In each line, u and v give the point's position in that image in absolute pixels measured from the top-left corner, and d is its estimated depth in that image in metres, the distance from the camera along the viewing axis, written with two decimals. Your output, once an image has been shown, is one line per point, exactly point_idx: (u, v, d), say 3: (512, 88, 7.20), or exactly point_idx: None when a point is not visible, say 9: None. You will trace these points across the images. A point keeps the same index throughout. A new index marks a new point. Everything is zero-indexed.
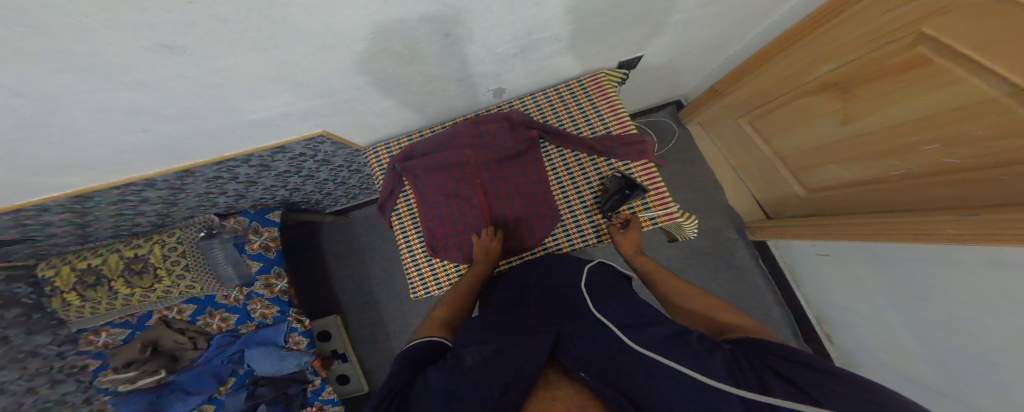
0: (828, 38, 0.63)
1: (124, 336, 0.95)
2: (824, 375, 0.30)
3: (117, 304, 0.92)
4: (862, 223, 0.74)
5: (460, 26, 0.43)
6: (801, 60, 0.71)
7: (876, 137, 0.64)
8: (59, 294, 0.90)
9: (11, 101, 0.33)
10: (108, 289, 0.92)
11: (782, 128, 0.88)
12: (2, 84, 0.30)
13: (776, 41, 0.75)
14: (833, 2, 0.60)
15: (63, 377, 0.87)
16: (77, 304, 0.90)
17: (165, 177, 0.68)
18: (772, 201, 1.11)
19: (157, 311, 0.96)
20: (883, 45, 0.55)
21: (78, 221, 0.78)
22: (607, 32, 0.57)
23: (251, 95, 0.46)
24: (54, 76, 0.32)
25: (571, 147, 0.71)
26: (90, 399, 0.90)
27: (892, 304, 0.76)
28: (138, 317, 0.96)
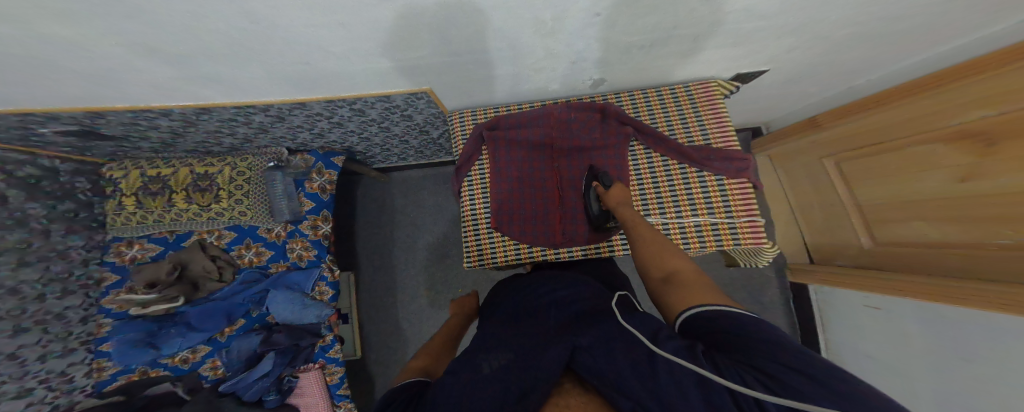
0: (989, 83, 0.59)
1: (154, 254, 1.00)
2: (818, 385, 0.23)
3: (168, 217, 0.97)
4: (938, 286, 0.70)
5: (613, 9, 0.46)
6: (950, 102, 0.66)
7: (992, 203, 0.61)
8: (119, 197, 0.97)
9: (240, 20, 0.40)
10: (165, 199, 0.97)
11: (877, 175, 0.85)
12: (254, 3, 0.37)
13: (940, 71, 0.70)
14: (1005, 52, 0.56)
15: (75, 289, 0.92)
16: (129, 210, 0.97)
17: (282, 105, 0.72)
18: (822, 248, 1.08)
19: (198, 232, 1.01)
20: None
21: (176, 131, 0.83)
22: (743, 39, 0.58)
23: (404, 45, 0.52)
24: (286, 2, 0.37)
25: (662, 150, 0.71)
26: (87, 318, 0.95)
27: (936, 383, 0.70)
28: (176, 236, 1.01)
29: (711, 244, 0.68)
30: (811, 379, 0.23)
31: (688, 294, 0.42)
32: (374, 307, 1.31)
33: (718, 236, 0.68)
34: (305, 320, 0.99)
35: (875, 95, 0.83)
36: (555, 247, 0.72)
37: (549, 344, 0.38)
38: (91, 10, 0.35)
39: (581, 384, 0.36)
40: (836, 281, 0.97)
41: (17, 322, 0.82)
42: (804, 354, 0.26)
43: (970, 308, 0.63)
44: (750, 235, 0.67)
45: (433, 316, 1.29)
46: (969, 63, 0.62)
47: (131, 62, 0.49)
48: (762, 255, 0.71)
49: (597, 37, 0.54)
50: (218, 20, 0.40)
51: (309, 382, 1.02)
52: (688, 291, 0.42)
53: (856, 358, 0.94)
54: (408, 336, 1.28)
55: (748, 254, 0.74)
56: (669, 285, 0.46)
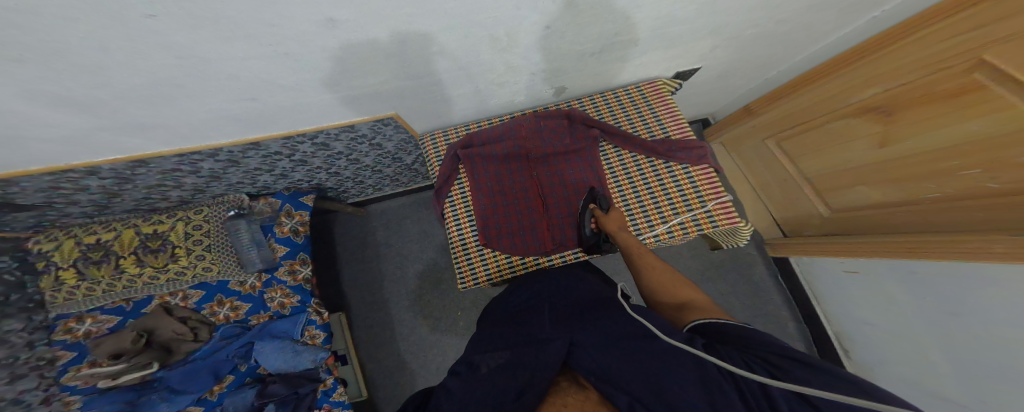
0: (892, 58, 0.68)
1: (111, 324, 0.84)
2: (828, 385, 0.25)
3: (119, 285, 0.84)
4: (900, 240, 0.76)
5: (560, 21, 0.49)
6: (850, 82, 0.77)
7: (910, 161, 0.70)
8: (55, 271, 0.83)
9: (167, 56, 0.38)
10: (113, 267, 0.85)
11: (813, 151, 0.94)
12: (185, 35, 0.35)
13: (836, 56, 0.81)
14: (909, 22, 0.64)
15: (25, 372, 0.76)
16: (71, 285, 0.83)
17: (234, 148, 0.68)
18: (788, 220, 1.17)
19: (159, 296, 0.87)
20: (922, 74, 0.63)
21: (112, 189, 0.74)
22: (680, 41, 0.64)
23: (361, 72, 0.51)
24: (221, 36, 0.36)
25: (629, 147, 0.75)
26: (48, 399, 0.78)
27: (933, 330, 0.75)
28: (134, 302, 0.87)
29: (693, 229, 0.70)
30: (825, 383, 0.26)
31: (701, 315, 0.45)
32: (369, 348, 1.20)
33: (696, 221, 0.71)
34: (300, 367, 0.87)
35: (786, 85, 0.95)
36: (546, 254, 0.70)
37: (545, 340, 0.37)
38: None
39: (576, 380, 0.35)
40: (810, 251, 1.05)
41: None
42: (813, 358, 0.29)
43: (936, 258, 0.69)
44: (723, 215, 0.70)
45: (430, 349, 1.20)
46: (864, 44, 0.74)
47: (47, 110, 0.43)
48: (739, 233, 0.75)
49: (550, 48, 0.57)
50: (150, 56, 0.37)
51: None
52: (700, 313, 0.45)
53: (852, 317, 1.00)
54: (408, 375, 1.18)
55: (728, 234, 0.78)
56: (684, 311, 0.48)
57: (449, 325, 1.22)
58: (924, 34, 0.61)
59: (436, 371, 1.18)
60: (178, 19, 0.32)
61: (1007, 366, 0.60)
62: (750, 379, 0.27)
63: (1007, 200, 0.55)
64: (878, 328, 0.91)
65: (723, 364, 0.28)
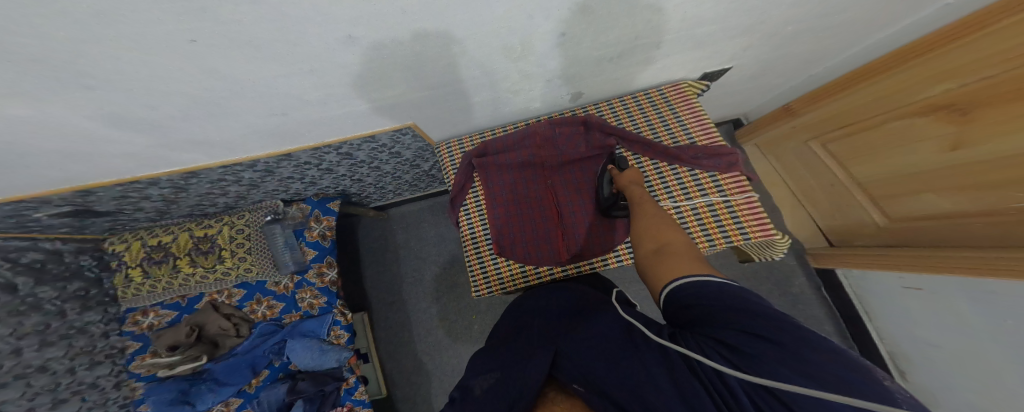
0: (956, 54, 0.60)
1: (170, 318, 0.95)
2: (787, 353, 0.23)
3: (175, 283, 0.95)
4: (974, 259, 0.66)
5: (576, 27, 0.47)
6: (910, 78, 0.68)
7: (987, 168, 0.60)
8: (126, 270, 0.95)
9: (209, 81, 0.42)
10: (171, 266, 0.95)
11: (865, 154, 0.84)
12: (216, 61, 0.38)
13: (895, 51, 0.72)
14: (979, 14, 0.56)
15: (102, 359, 0.88)
16: (137, 281, 0.95)
17: (268, 159, 0.73)
18: (835, 229, 1.05)
19: (208, 294, 0.96)
20: (992, 69, 0.54)
21: (169, 198, 0.83)
22: (707, 41, 0.60)
23: (380, 85, 0.53)
24: (245, 60, 0.39)
25: (650, 154, 0.71)
26: (119, 384, 0.91)
27: (1002, 353, 0.65)
28: (188, 299, 0.96)
29: (721, 241, 0.65)
30: (786, 350, 0.23)
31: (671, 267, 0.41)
32: (389, 348, 1.25)
33: (725, 233, 0.65)
34: (325, 365, 0.92)
35: (836, 80, 0.86)
36: (561, 265, 0.69)
37: (529, 358, 0.37)
38: (39, 87, 0.35)
39: (564, 390, 0.35)
40: (861, 264, 0.94)
41: (53, 395, 0.79)
42: (780, 318, 0.27)
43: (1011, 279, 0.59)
44: (757, 227, 0.64)
45: (447, 352, 1.22)
46: (933, 36, 0.64)
47: (109, 131, 0.49)
48: (775, 246, 0.69)
49: (566, 56, 0.56)
50: (190, 81, 0.41)
51: None
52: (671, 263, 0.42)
53: (910, 336, 0.87)
54: (425, 376, 1.20)
55: (762, 246, 0.71)
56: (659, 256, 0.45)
57: (465, 328, 1.23)
58: (998, 27, 0.53)
59: (453, 372, 1.20)
60: (217, 44, 0.35)
61: None
62: (706, 364, 0.26)
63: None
64: (943, 352, 0.78)
65: (681, 351, 0.28)
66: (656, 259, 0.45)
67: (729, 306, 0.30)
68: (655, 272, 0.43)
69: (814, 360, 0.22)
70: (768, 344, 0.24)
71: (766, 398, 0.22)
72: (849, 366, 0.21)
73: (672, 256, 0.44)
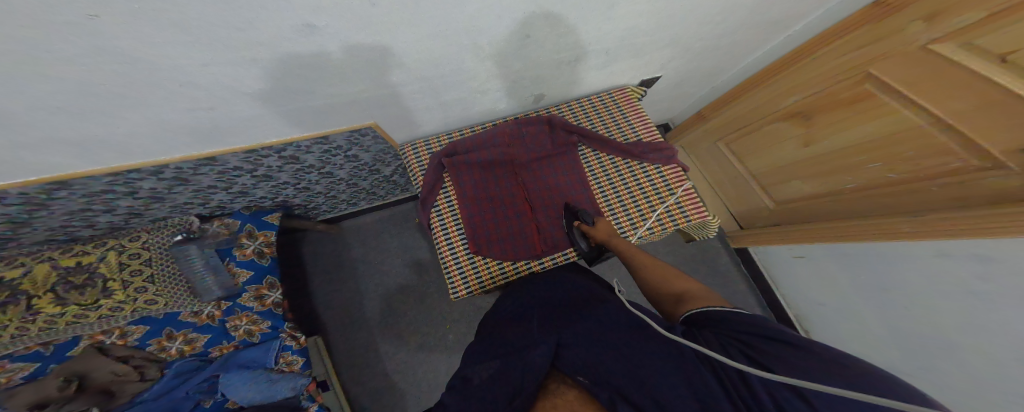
0: (799, 73, 0.82)
1: (28, 372, 0.68)
2: (823, 374, 0.25)
3: (31, 331, 0.68)
4: (835, 227, 0.87)
5: (538, 30, 0.51)
6: (774, 91, 0.90)
7: (831, 157, 0.82)
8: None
9: (110, 64, 0.34)
10: (22, 309, 0.68)
11: (754, 151, 1.06)
12: (127, 42, 0.31)
13: (762, 70, 0.93)
14: (810, 43, 0.79)
15: None
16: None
17: (183, 164, 0.61)
18: (742, 214, 1.27)
19: (87, 337, 0.72)
20: (836, 82, 0.75)
21: (22, 218, 0.63)
22: (645, 51, 0.70)
23: (339, 80, 0.49)
24: (167, 40, 0.33)
25: (606, 150, 0.79)
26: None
27: (865, 300, 0.88)
28: (56, 346, 0.71)
29: (670, 225, 0.75)
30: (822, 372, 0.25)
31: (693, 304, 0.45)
32: (348, 374, 1.11)
33: (672, 217, 0.75)
34: (276, 396, 0.78)
35: (729, 92, 1.06)
36: (537, 257, 0.71)
37: (528, 348, 0.38)
38: None
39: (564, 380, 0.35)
40: (759, 241, 1.16)
41: None
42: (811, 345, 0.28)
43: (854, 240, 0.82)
44: (695, 211, 0.76)
45: (416, 370, 1.13)
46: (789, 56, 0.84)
47: None
48: (709, 226, 0.82)
49: (526, 58, 0.59)
50: (82, 63, 0.33)
51: None
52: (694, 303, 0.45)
53: (802, 295, 1.11)
54: (392, 401, 1.09)
55: (699, 228, 0.84)
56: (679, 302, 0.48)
57: (436, 340, 1.16)
58: (834, 45, 0.74)
59: (426, 390, 1.11)
60: (123, 25, 0.29)
61: (936, 332, 0.73)
62: (728, 367, 0.29)
63: (898, 188, 0.70)
64: (828, 308, 1.02)
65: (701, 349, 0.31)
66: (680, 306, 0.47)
67: (754, 330, 0.32)
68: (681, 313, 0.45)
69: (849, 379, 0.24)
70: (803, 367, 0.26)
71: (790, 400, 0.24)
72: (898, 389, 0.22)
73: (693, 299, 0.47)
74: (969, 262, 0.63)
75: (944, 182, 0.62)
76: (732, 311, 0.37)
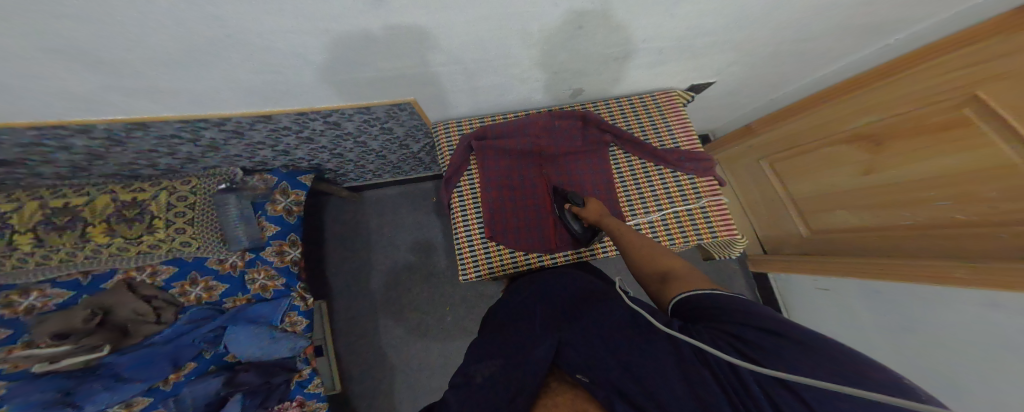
0: (886, 90, 0.75)
1: (62, 300, 0.75)
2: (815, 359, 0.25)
3: (78, 256, 0.78)
4: (874, 264, 0.82)
5: (593, 22, 0.50)
6: (848, 109, 0.83)
7: (891, 190, 0.76)
8: (10, 235, 0.75)
9: (207, 25, 0.38)
10: (78, 235, 0.79)
11: (800, 173, 1.00)
12: (229, 7, 0.35)
13: (842, 82, 0.86)
14: (913, 55, 0.70)
15: None
16: (24, 251, 0.75)
17: (243, 119, 0.66)
18: (771, 239, 1.22)
19: (123, 271, 0.80)
20: (926, 106, 0.66)
21: (98, 150, 0.70)
22: (701, 53, 0.67)
23: (394, 55, 0.52)
24: (259, 8, 0.36)
25: (639, 154, 0.77)
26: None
27: (886, 346, 0.82)
28: (94, 276, 0.78)
29: (693, 238, 0.73)
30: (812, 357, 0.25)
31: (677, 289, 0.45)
32: (345, 341, 1.18)
33: (697, 230, 0.74)
34: (275, 354, 0.86)
35: (798, 102, 0.98)
36: (550, 252, 0.72)
37: (532, 346, 0.40)
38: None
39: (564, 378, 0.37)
40: (786, 267, 1.11)
41: None
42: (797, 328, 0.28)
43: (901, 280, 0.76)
44: (723, 227, 0.74)
45: (420, 342, 1.19)
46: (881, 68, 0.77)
47: (44, 62, 0.40)
48: (734, 245, 0.79)
49: (574, 49, 0.58)
50: (184, 21, 0.37)
51: None
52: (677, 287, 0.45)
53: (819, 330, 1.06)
54: (389, 369, 1.16)
55: (723, 245, 0.81)
56: (664, 284, 0.48)
57: (434, 321, 1.21)
58: (934, 63, 0.66)
59: (427, 362, 1.17)
60: None
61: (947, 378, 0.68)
62: (720, 359, 0.28)
63: (965, 232, 0.64)
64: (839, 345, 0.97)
65: (693, 343, 0.30)
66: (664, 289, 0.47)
67: (744, 315, 0.32)
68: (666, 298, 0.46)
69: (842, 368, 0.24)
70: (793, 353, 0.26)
71: (780, 392, 0.24)
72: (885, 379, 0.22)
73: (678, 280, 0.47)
74: (1002, 313, 0.58)
75: (1016, 230, 0.56)
76: (715, 296, 0.37)
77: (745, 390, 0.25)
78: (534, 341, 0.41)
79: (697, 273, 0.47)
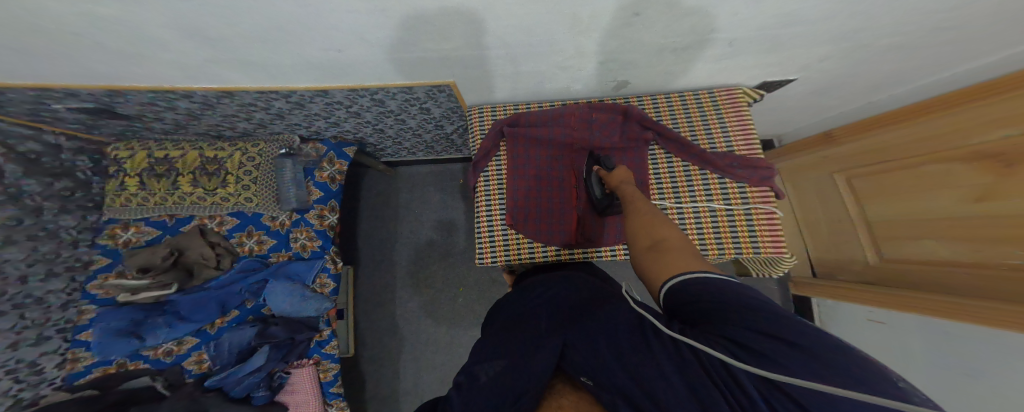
0: (1001, 101, 0.60)
1: (151, 237, 0.94)
2: (808, 356, 0.24)
3: (170, 200, 0.93)
4: (949, 304, 0.69)
5: (654, 9, 0.46)
6: (954, 122, 0.68)
7: (1003, 225, 0.62)
8: (122, 177, 0.93)
9: (285, 4, 0.40)
10: (171, 182, 0.93)
11: (888, 192, 0.85)
12: None
13: (949, 93, 0.73)
14: None
15: (60, 272, 0.87)
16: (131, 191, 0.92)
17: (306, 92, 0.72)
18: (825, 262, 1.10)
19: (198, 217, 0.97)
20: None
21: (195, 113, 0.82)
22: (784, 46, 0.58)
23: (445, 36, 0.52)
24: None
25: (683, 155, 0.72)
26: (67, 303, 0.88)
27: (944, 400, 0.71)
28: (176, 220, 0.96)
29: (731, 253, 0.68)
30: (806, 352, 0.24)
31: (666, 264, 0.43)
32: (366, 307, 1.29)
33: (738, 245, 0.68)
34: (303, 313, 0.96)
35: (892, 111, 0.84)
36: (570, 247, 0.71)
37: (537, 346, 0.39)
38: None
39: (570, 382, 0.37)
40: (841, 295, 0.98)
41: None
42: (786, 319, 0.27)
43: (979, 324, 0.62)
44: (770, 244, 0.67)
45: (439, 314, 1.27)
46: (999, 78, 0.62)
47: (158, 34, 0.47)
48: (778, 265, 0.72)
49: (628, 38, 0.54)
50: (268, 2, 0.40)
51: (302, 379, 0.98)
52: (666, 261, 0.43)
53: None
54: (404, 336, 1.26)
55: (764, 264, 0.74)
56: (652, 255, 0.46)
57: (448, 299, 1.27)
58: None
59: (444, 333, 1.25)
60: None
61: None
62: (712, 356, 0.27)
63: None
64: None
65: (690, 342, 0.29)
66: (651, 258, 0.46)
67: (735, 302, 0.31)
68: (651, 270, 0.45)
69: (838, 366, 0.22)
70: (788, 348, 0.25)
71: (778, 396, 0.23)
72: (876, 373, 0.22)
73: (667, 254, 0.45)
74: None
75: None
76: (706, 281, 0.35)
77: (742, 392, 0.24)
78: (538, 343, 0.40)
79: (695, 248, 0.44)
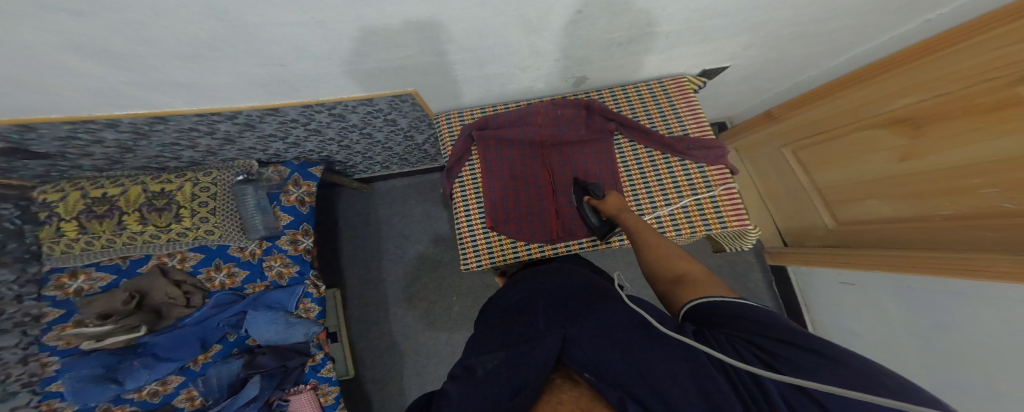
0: (925, 70, 0.66)
1: (106, 283, 0.85)
2: (829, 362, 0.25)
3: (119, 241, 0.86)
4: (904, 256, 0.77)
5: (593, 6, 0.48)
6: (880, 93, 0.75)
7: (928, 178, 0.69)
8: (56, 223, 0.83)
9: (210, 20, 0.38)
10: (115, 223, 0.86)
11: (828, 161, 0.93)
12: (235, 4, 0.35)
13: (860, 68, 0.82)
14: (958, 30, 0.61)
15: (9, 328, 0.75)
16: (70, 237, 0.83)
17: (254, 112, 0.68)
18: (792, 231, 1.17)
19: (156, 256, 0.89)
20: (966, 86, 0.59)
21: (127, 144, 0.75)
22: (716, 35, 0.63)
23: (393, 45, 0.51)
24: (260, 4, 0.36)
25: (645, 143, 0.75)
26: (26, 359, 0.77)
27: (917, 343, 0.77)
28: (130, 262, 0.88)
29: (701, 229, 0.71)
30: (827, 359, 0.25)
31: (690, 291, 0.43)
32: (360, 327, 1.24)
33: (706, 222, 0.71)
34: (292, 339, 0.91)
35: (814, 91, 0.92)
36: (551, 243, 0.72)
37: (536, 340, 0.37)
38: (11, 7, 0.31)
39: (570, 378, 0.36)
40: (809, 261, 1.06)
41: None
42: (799, 331, 0.30)
43: (939, 274, 0.69)
44: (734, 218, 0.70)
45: (430, 326, 1.24)
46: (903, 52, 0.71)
47: (69, 60, 0.43)
48: (746, 237, 0.76)
49: (576, 35, 0.56)
50: (190, 17, 0.37)
51: (301, 405, 0.92)
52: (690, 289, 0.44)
53: (839, 326, 1.01)
54: (399, 354, 1.22)
55: (734, 237, 0.79)
56: (676, 285, 0.46)
57: (441, 309, 1.25)
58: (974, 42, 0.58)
59: (437, 347, 1.22)
60: None
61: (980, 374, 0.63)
62: (739, 368, 0.27)
63: (1010, 222, 0.56)
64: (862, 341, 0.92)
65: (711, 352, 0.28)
66: (673, 289, 0.46)
67: (757, 320, 0.32)
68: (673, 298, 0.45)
69: (855, 367, 0.24)
70: (807, 357, 0.26)
71: (801, 399, 0.23)
72: (890, 377, 0.24)
73: (687, 281, 0.46)
74: None
75: None
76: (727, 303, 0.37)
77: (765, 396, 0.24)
78: (541, 334, 0.39)
79: (717, 279, 0.44)
